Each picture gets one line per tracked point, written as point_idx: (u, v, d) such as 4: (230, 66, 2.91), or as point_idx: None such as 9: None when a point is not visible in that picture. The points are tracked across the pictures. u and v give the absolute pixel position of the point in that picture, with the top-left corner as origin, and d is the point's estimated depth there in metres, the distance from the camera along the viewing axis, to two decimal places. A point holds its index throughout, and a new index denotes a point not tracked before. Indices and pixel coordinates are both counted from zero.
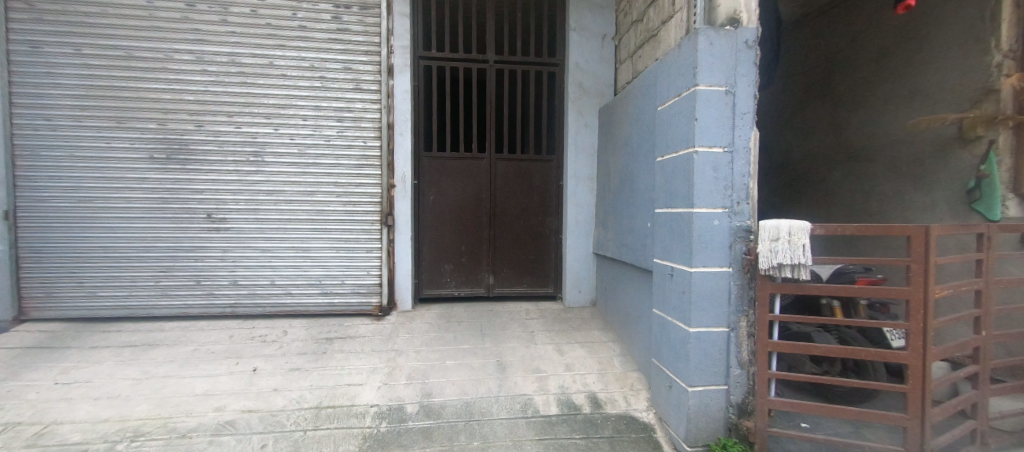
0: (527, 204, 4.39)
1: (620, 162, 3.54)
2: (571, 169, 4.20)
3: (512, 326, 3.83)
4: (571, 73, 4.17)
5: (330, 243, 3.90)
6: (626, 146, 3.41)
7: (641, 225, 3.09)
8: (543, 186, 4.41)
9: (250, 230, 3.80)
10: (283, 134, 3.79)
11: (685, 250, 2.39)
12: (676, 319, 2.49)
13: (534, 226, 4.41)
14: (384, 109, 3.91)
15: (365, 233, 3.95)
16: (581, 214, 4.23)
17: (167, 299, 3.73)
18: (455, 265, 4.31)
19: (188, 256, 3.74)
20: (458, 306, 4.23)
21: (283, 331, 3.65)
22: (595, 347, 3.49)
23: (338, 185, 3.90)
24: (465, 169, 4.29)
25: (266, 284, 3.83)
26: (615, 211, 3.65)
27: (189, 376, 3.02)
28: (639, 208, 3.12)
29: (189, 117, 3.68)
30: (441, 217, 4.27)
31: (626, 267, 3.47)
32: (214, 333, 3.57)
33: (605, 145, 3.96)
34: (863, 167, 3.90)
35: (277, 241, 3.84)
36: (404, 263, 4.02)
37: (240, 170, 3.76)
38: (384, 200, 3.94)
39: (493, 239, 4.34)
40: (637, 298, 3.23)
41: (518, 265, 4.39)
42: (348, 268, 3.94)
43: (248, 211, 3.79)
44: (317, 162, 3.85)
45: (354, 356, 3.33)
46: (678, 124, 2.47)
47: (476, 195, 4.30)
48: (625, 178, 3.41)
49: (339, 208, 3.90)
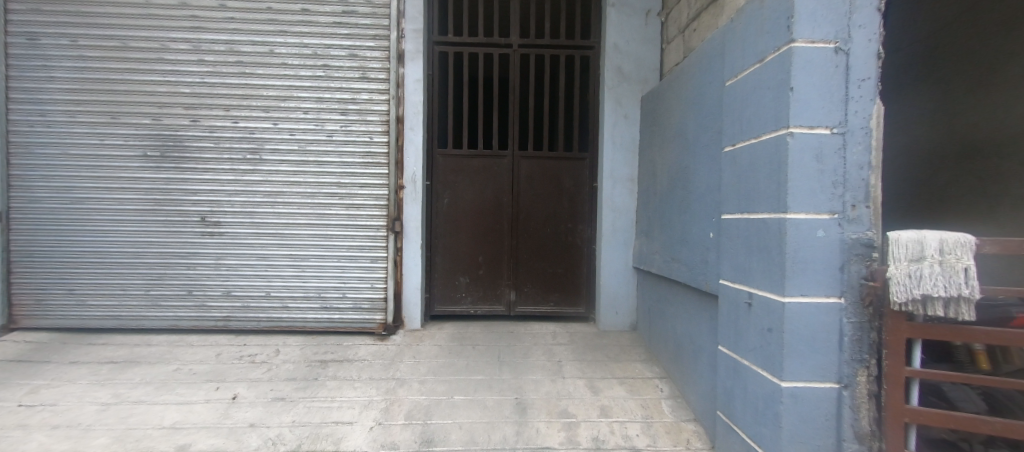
0: (557, 210, 3.79)
1: (669, 158, 2.89)
2: (608, 168, 3.57)
3: (536, 353, 3.24)
4: (609, 56, 3.55)
5: (331, 251, 3.47)
6: (678, 138, 2.76)
7: (701, 235, 2.43)
8: (573, 188, 3.80)
9: (245, 235, 3.43)
10: (283, 130, 3.42)
11: (775, 273, 1.72)
12: (759, 366, 1.82)
13: (564, 235, 3.80)
14: (392, 101, 3.46)
15: (369, 240, 3.50)
16: (619, 223, 3.59)
17: (157, 311, 3.40)
18: (472, 278, 3.77)
19: (181, 264, 3.41)
20: (473, 326, 3.68)
21: (275, 350, 3.22)
22: (637, 385, 2.84)
23: (342, 187, 3.47)
24: (485, 168, 3.77)
25: (261, 296, 3.45)
26: (662, 218, 3.00)
27: (161, 403, 2.63)
28: (698, 214, 2.46)
29: (185, 112, 3.38)
30: (456, 223, 3.75)
31: (677, 287, 2.81)
32: (201, 351, 3.19)
33: (651, 140, 3.29)
34: (989, 166, 3.02)
35: (274, 249, 3.45)
36: (413, 276, 3.52)
37: (236, 169, 3.41)
38: (391, 204, 3.47)
39: (515, 250, 3.78)
40: (693, 329, 2.56)
41: (544, 279, 3.80)
42: (350, 280, 3.49)
43: (244, 215, 3.43)
44: (319, 161, 3.45)
45: (349, 385, 2.84)
46: (763, 99, 1.81)
47: (497, 198, 3.76)
48: (676, 177, 2.77)
49: (341, 212, 3.47)
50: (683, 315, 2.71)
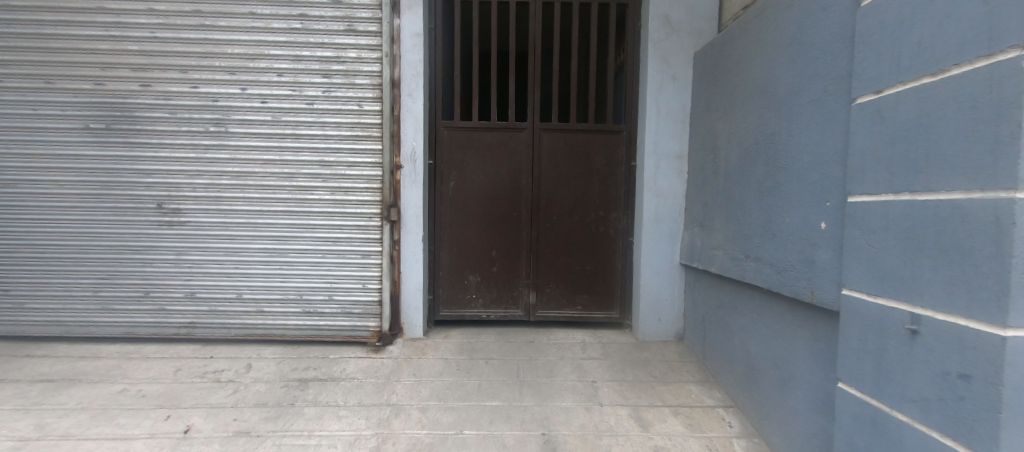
0: (586, 195, 3.13)
1: (743, 125, 2.22)
2: (650, 144, 2.91)
3: (564, 371, 2.62)
4: (653, 2, 2.86)
5: (314, 244, 2.87)
6: (759, 97, 2.08)
7: (803, 226, 1.76)
8: (607, 167, 3.13)
9: (210, 225, 2.84)
10: (252, 96, 2.79)
11: (980, 288, 1.05)
12: (937, 430, 1.17)
13: (595, 226, 3.15)
14: (385, 60, 2.81)
15: (360, 231, 2.88)
16: (664, 211, 2.94)
17: (109, 316, 2.84)
18: (483, 277, 3.16)
19: (134, 260, 2.83)
20: (486, 334, 3.08)
21: (246, 365, 2.64)
22: (697, 417, 2.21)
23: (326, 167, 2.85)
24: (499, 144, 3.11)
25: (231, 299, 2.86)
26: (730, 204, 2.34)
27: (93, 439, 2.06)
28: (797, 197, 1.79)
29: (134, 75, 2.76)
30: (464, 210, 3.12)
31: (753, 295, 2.15)
32: (156, 367, 2.62)
33: (710, 105, 2.61)
34: None
35: (245, 242, 2.85)
36: (413, 274, 2.92)
37: (197, 145, 2.80)
38: (386, 187, 2.86)
39: (536, 243, 3.15)
40: (783, 351, 1.92)
41: (570, 277, 3.17)
42: (337, 280, 2.89)
43: (208, 201, 2.83)
44: (298, 135, 2.82)
45: (332, 415, 2.24)
46: (954, 6, 1.12)
47: (514, 180, 3.12)
48: (756, 150, 2.10)
49: (325, 197, 2.85)
50: (762, 330, 2.07)
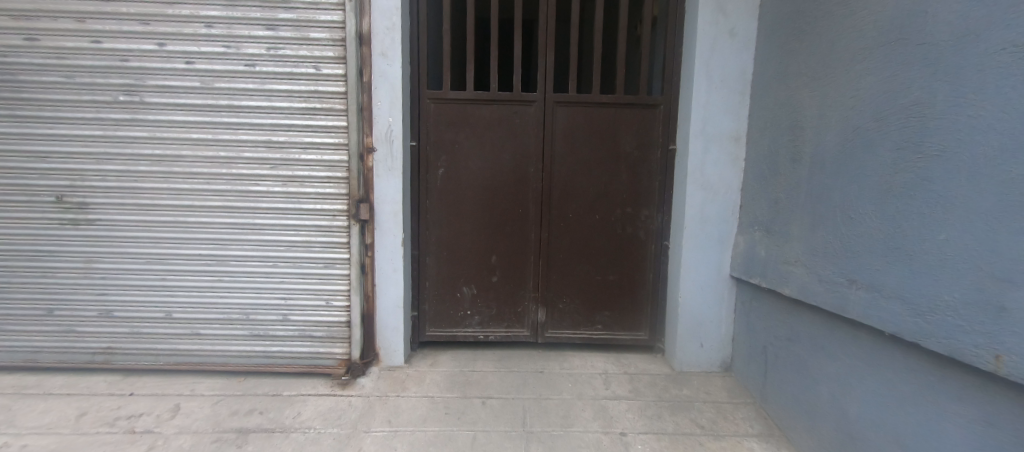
0: (611, 186, 2.47)
1: (854, 94, 1.54)
2: (697, 121, 2.23)
3: (585, 419, 2.01)
4: None
5: (261, 250, 2.24)
6: (890, 50, 1.40)
7: (981, 250, 1.11)
8: (638, 151, 2.45)
9: (127, 225, 2.20)
10: (174, 55, 2.12)
11: None
12: None
13: (621, 226, 2.50)
14: (349, 6, 2.11)
15: (321, 233, 2.24)
16: (711, 209, 2.29)
17: (6, 339, 2.25)
18: (480, 289, 2.54)
19: (31, 269, 2.21)
20: (484, 361, 2.48)
21: (172, 408, 2.03)
22: None
23: (274, 149, 2.19)
24: (501, 120, 2.43)
25: (159, 319, 2.25)
26: (821, 206, 1.69)
27: None
28: (969, 203, 1.14)
29: (15, 25, 2.07)
30: (456, 206, 2.47)
31: (860, 337, 1.54)
32: (55, 409, 2.00)
33: (789, 68, 1.92)
34: None
35: (173, 246, 2.22)
36: (391, 288, 2.31)
37: (105, 120, 2.14)
38: (354, 177, 2.20)
39: (547, 247, 2.51)
40: (921, 428, 1.30)
41: (588, 289, 2.55)
42: (292, 296, 2.27)
43: (122, 193, 2.18)
44: (237, 108, 2.15)
45: None
46: None
47: (520, 168, 2.46)
48: (881, 128, 1.42)
49: (274, 189, 2.20)
50: (875, 388, 1.47)
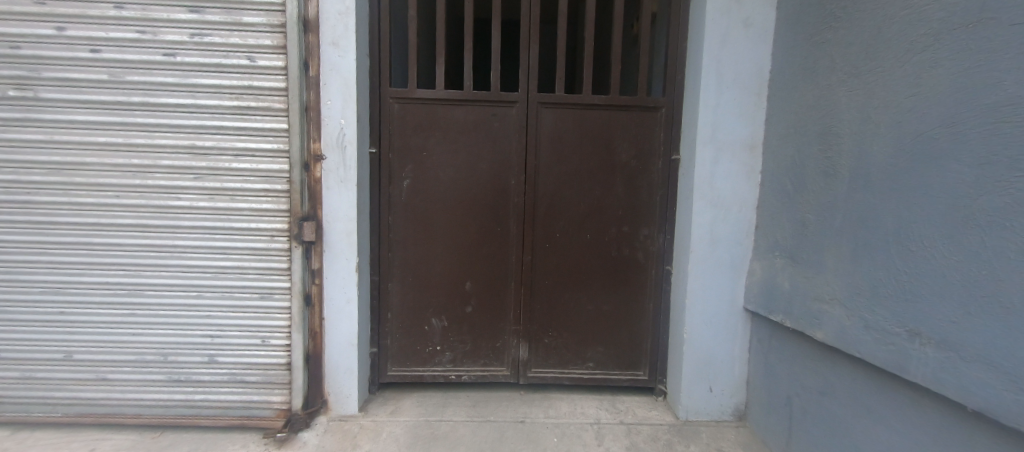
0: (605, 202, 2.12)
1: (912, 92, 1.20)
2: (706, 126, 1.89)
3: None
4: None
5: (184, 278, 1.85)
6: (966, 33, 1.06)
7: None
8: (636, 161, 2.11)
9: (17, 247, 1.81)
10: (77, 42, 1.75)
11: None
12: None
13: (616, 247, 2.15)
14: None
15: (257, 258, 1.87)
16: (722, 229, 1.95)
17: None
18: (452, 320, 2.17)
19: None
20: (455, 407, 2.10)
21: None
22: None
23: (200, 156, 1.82)
24: (476, 124, 2.08)
25: (58, 360, 1.86)
26: (866, 232, 1.35)
27: None
28: None
29: None
30: (424, 224, 2.11)
31: (924, 404, 1.18)
32: None
33: (819, 62, 1.59)
34: None
35: (75, 273, 1.83)
36: (342, 322, 1.93)
37: None
38: (296, 189, 1.83)
39: (530, 271, 2.15)
40: None
41: (578, 321, 2.19)
42: (221, 333, 1.88)
43: (10, 208, 1.79)
44: (154, 106, 1.78)
45: None
46: None
47: (499, 179, 2.10)
48: (953, 136, 1.09)
49: (199, 204, 1.83)
50: None
